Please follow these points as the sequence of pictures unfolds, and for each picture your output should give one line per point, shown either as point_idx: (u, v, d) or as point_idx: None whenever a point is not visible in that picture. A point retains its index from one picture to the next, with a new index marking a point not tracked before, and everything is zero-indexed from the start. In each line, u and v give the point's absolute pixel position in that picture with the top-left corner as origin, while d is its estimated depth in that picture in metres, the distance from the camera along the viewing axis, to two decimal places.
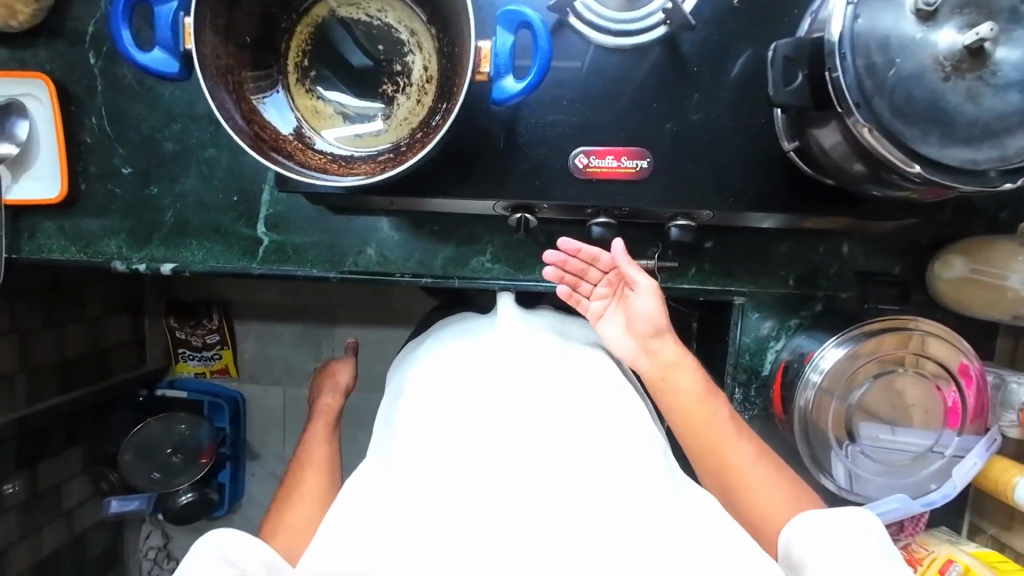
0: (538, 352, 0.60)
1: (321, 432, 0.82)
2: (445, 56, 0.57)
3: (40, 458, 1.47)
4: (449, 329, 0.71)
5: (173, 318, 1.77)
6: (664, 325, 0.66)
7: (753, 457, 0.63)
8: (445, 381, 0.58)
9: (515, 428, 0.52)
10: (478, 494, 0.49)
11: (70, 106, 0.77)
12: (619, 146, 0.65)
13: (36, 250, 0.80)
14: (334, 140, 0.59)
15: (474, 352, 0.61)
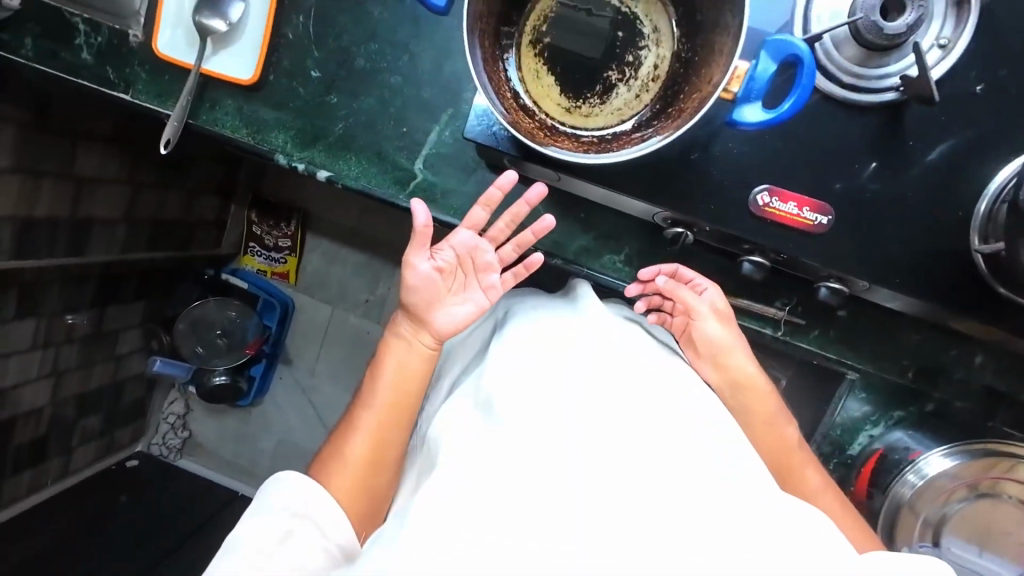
0: (610, 345, 0.62)
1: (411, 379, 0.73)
2: (682, 63, 0.58)
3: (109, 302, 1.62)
4: (514, 312, 0.74)
5: (255, 213, 1.91)
6: (731, 345, 0.71)
7: (820, 484, 0.68)
8: (516, 355, 0.62)
9: (568, 407, 0.53)
10: (521, 459, 0.49)
11: (284, 0, 0.81)
12: (804, 196, 0.65)
13: (210, 121, 0.84)
14: (544, 108, 0.61)
15: (549, 332, 0.64)
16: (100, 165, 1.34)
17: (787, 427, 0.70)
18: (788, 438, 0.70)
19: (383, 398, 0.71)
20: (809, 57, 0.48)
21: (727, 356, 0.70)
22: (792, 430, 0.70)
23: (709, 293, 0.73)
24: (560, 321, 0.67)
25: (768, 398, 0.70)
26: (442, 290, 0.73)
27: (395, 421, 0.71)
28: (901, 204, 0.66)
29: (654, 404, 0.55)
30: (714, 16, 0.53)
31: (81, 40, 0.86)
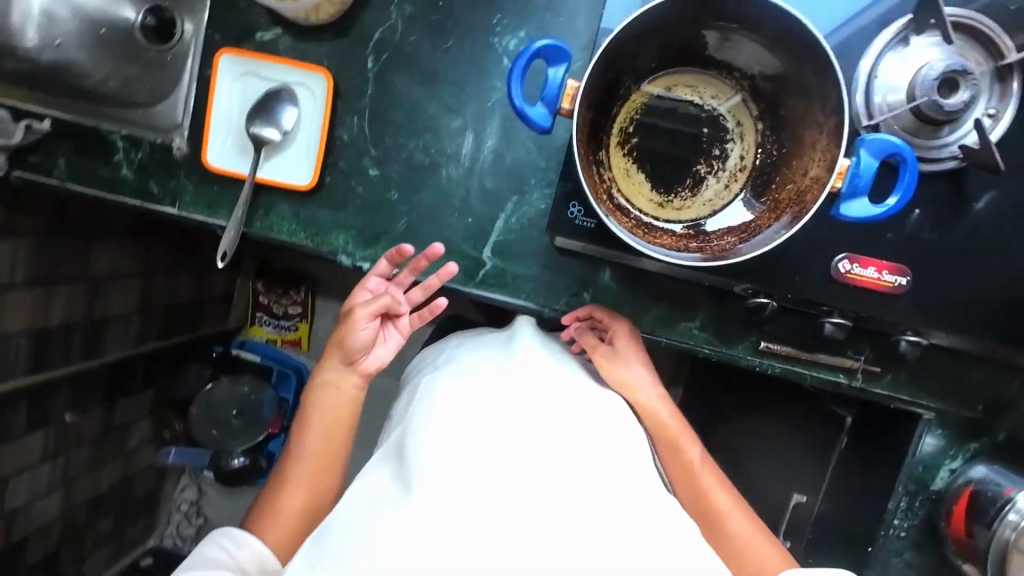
0: (551, 388, 0.64)
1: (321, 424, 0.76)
2: (767, 154, 0.61)
3: (119, 396, 1.47)
4: (469, 344, 0.77)
5: (260, 283, 1.82)
6: (643, 386, 0.74)
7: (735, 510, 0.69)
8: (459, 399, 0.61)
9: (532, 449, 0.54)
10: (471, 510, 0.49)
11: (337, 103, 0.80)
12: (882, 259, 0.68)
13: (266, 228, 0.83)
14: (637, 206, 0.62)
15: (488, 376, 0.65)
16: (112, 261, 1.29)
17: (688, 447, 0.72)
18: (688, 456, 0.71)
19: (322, 444, 0.75)
20: (913, 156, 0.52)
21: (646, 396, 0.74)
22: (692, 449, 0.72)
23: (619, 336, 0.77)
24: (493, 365, 0.68)
25: (681, 425, 0.73)
26: (358, 345, 0.77)
27: (325, 469, 0.75)
28: (971, 258, 0.69)
29: (601, 446, 0.59)
30: (804, 114, 0.56)
31: (121, 156, 0.83)
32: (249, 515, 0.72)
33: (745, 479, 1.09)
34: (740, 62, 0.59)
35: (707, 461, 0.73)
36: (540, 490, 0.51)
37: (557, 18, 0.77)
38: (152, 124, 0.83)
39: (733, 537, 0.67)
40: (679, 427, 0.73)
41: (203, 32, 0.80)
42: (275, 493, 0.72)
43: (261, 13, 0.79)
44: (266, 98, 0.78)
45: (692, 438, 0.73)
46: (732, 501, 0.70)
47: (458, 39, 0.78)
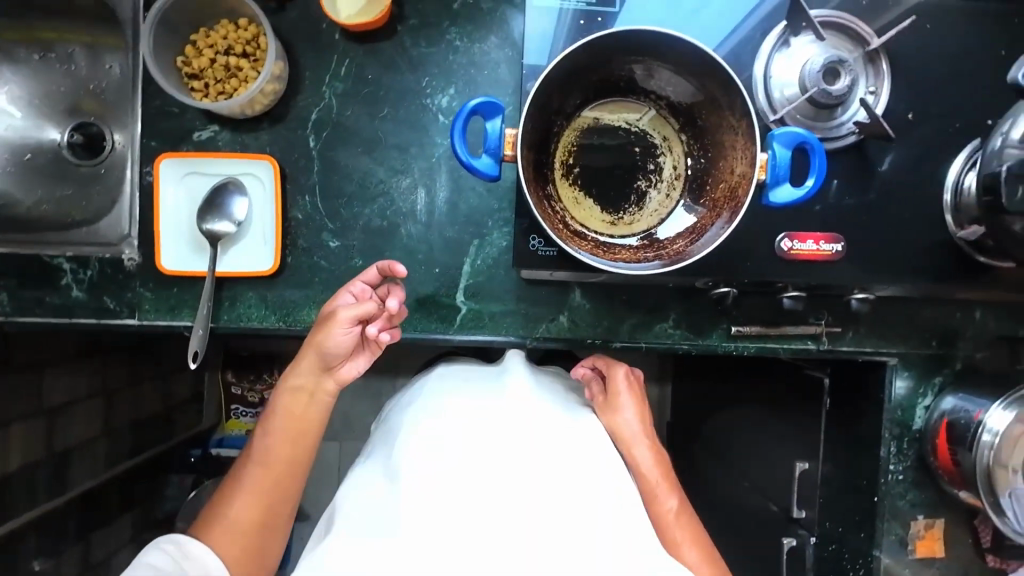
0: (535, 411, 0.67)
1: (276, 427, 0.76)
2: (695, 160, 0.67)
3: (96, 528, 1.34)
4: (459, 369, 0.78)
5: (230, 372, 1.75)
6: (633, 439, 0.73)
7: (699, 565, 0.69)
8: (442, 427, 0.65)
9: (522, 489, 0.58)
10: (456, 535, 0.55)
11: (286, 185, 0.82)
12: (816, 231, 0.75)
13: (235, 318, 0.82)
14: (592, 228, 0.67)
15: (474, 407, 0.67)
16: (69, 386, 1.22)
17: (665, 499, 0.72)
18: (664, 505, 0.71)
19: (278, 451, 0.76)
20: (816, 140, 0.59)
21: (636, 447, 0.73)
22: (669, 501, 0.71)
23: (614, 386, 0.76)
24: (480, 396, 0.70)
25: (664, 478, 0.72)
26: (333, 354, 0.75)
27: (275, 476, 0.75)
28: (891, 213, 0.77)
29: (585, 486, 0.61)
30: (718, 120, 0.63)
31: (68, 279, 0.80)
32: (201, 517, 0.74)
33: (749, 457, 1.13)
34: (653, 85, 0.65)
35: (685, 512, 0.72)
36: (527, 527, 0.56)
37: (481, 71, 0.83)
38: (98, 239, 0.82)
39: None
40: (662, 477, 0.72)
41: (139, 141, 0.80)
42: (229, 497, 0.74)
43: (195, 113, 0.80)
44: (213, 194, 0.79)
45: (672, 492, 0.72)
46: (697, 552, 0.70)
47: (392, 105, 0.82)
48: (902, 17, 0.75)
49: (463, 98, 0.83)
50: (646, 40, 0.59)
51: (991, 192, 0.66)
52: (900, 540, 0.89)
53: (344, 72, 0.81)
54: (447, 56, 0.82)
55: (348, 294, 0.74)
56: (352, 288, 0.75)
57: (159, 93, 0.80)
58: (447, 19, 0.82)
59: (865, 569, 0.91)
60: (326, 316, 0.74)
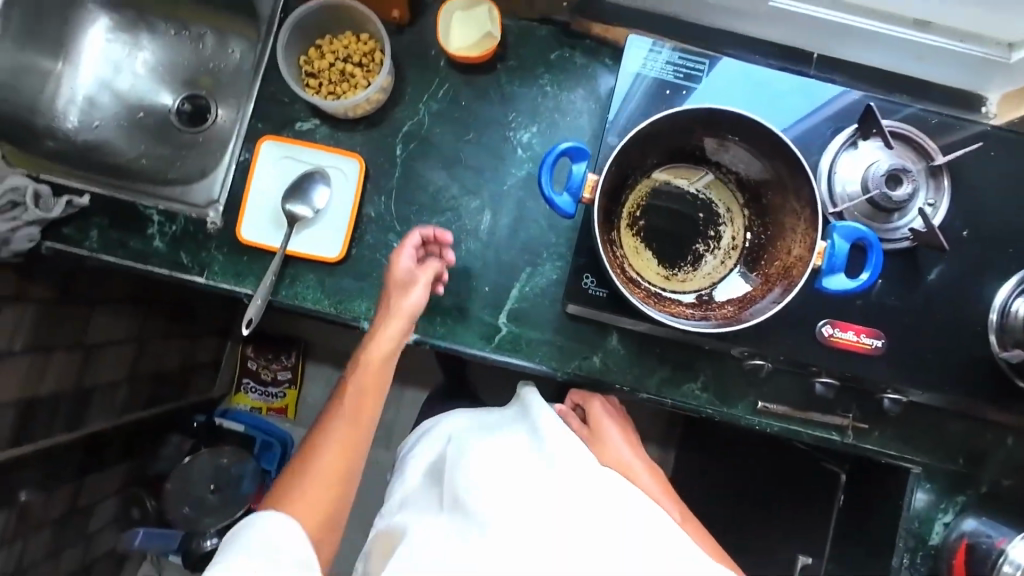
0: (566, 443, 0.70)
1: (348, 403, 0.77)
2: (754, 235, 0.70)
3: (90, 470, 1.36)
4: (476, 417, 0.83)
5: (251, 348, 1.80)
6: (629, 464, 0.81)
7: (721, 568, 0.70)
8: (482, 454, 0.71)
9: (549, 534, 0.60)
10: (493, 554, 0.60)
11: (367, 184, 0.88)
12: (859, 324, 0.77)
13: (291, 295, 0.87)
14: (647, 278, 0.70)
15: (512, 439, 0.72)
16: (111, 327, 1.28)
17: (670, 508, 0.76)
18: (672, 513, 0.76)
19: (361, 404, 0.78)
20: (875, 238, 0.61)
21: (632, 469, 0.80)
22: (674, 508, 0.76)
23: (598, 421, 0.86)
24: (516, 428, 0.75)
25: (664, 490, 0.78)
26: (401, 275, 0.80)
27: (360, 412, 0.78)
28: (935, 321, 0.78)
29: (608, 521, 0.62)
30: (784, 204, 0.67)
31: (154, 229, 0.87)
32: (272, 496, 0.72)
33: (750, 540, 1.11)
34: (727, 160, 0.70)
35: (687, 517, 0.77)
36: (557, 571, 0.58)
37: (564, 117, 0.89)
38: (188, 199, 0.89)
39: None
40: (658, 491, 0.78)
41: (247, 121, 0.88)
42: (312, 454, 0.74)
43: (302, 106, 0.88)
44: (301, 179, 0.86)
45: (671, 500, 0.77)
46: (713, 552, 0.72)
47: (478, 131, 0.89)
48: (969, 140, 0.79)
49: (543, 137, 0.89)
50: (729, 120, 0.64)
51: None
52: None
53: (441, 95, 0.89)
54: (536, 97, 0.89)
55: (410, 266, 0.81)
56: (411, 259, 0.81)
57: (275, 83, 0.89)
58: (543, 65, 0.90)
59: None
60: (396, 270, 0.80)
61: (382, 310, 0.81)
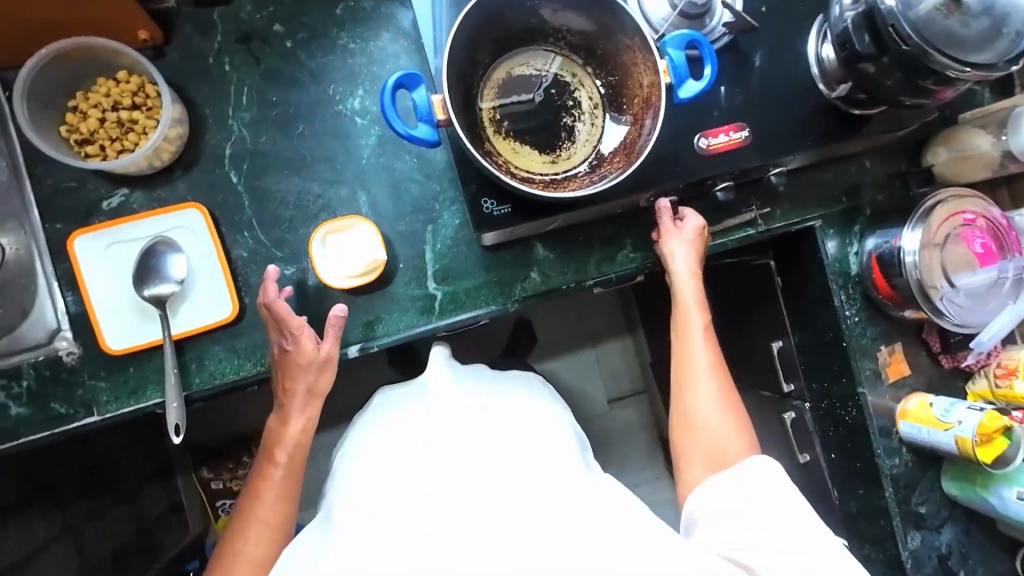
0: (459, 403, 0.69)
1: (278, 480, 0.73)
2: (606, 85, 0.73)
3: None
4: (384, 403, 0.81)
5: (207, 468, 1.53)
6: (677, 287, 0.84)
7: (713, 382, 0.77)
8: (381, 448, 0.68)
9: (440, 485, 0.58)
10: (400, 542, 0.54)
11: (222, 228, 0.78)
12: (725, 125, 0.84)
13: (207, 379, 0.77)
14: (537, 171, 0.70)
15: (411, 415, 0.71)
16: None
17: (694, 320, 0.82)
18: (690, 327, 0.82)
19: (257, 546, 0.70)
20: (702, 37, 0.66)
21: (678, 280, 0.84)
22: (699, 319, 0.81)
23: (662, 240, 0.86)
24: (416, 401, 0.75)
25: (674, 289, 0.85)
26: (304, 359, 0.73)
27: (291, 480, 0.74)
28: (776, 95, 0.87)
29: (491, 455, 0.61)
30: (614, 45, 0.69)
31: (1, 397, 0.72)
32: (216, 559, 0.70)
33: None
34: (548, 29, 0.70)
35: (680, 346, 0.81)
36: (452, 519, 0.55)
37: (383, 67, 0.84)
38: (24, 345, 0.74)
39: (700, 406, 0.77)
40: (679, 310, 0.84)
41: (41, 229, 0.74)
42: (251, 527, 0.71)
43: (97, 182, 0.75)
44: (143, 258, 0.74)
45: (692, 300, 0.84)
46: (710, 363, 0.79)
47: (306, 121, 0.82)
48: None
49: (374, 96, 0.83)
50: None
51: (847, 45, 0.77)
52: (874, 372, 1.00)
53: (247, 101, 0.80)
54: (347, 61, 0.83)
55: (303, 447, 0.75)
56: (306, 419, 0.76)
57: (49, 172, 0.74)
58: (334, 25, 0.83)
59: (856, 410, 1.01)
60: (286, 433, 0.75)
61: (261, 464, 0.75)
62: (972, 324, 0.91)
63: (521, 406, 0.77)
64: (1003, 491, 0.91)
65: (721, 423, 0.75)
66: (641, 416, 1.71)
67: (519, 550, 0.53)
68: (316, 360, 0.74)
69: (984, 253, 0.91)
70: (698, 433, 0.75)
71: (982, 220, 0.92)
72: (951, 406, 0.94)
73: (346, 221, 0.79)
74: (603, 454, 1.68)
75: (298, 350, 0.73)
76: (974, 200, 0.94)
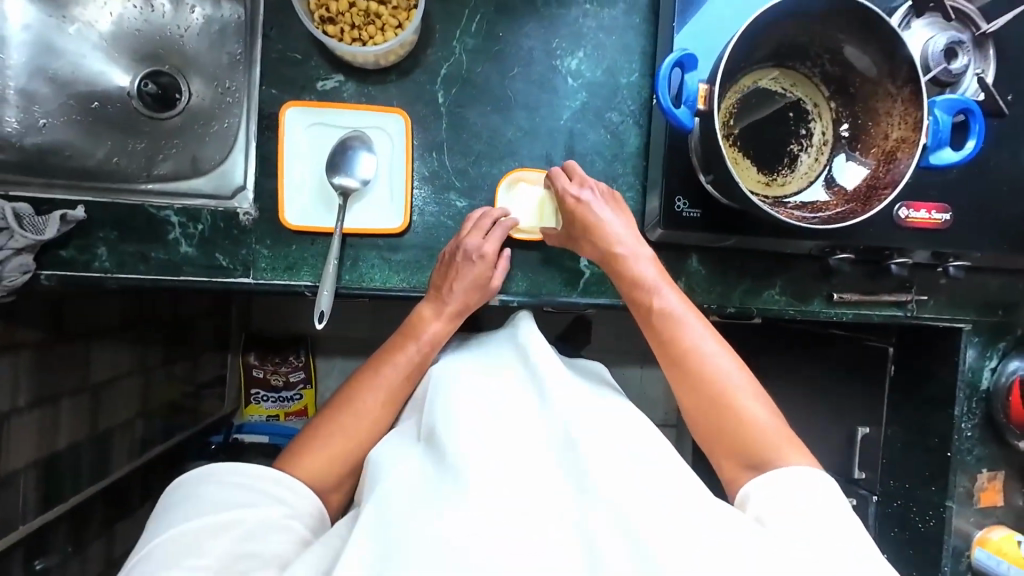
0: (546, 374, 0.66)
1: (407, 362, 0.74)
2: (846, 127, 0.70)
3: (119, 518, 1.19)
4: (472, 346, 0.79)
5: (254, 354, 1.58)
6: (652, 279, 0.72)
7: (751, 394, 0.67)
8: (471, 394, 0.66)
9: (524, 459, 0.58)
10: (477, 498, 0.54)
11: (414, 142, 0.79)
12: (930, 202, 0.81)
13: (357, 279, 0.78)
14: (751, 188, 0.69)
15: (496, 377, 0.69)
16: (113, 362, 1.13)
17: (669, 296, 0.72)
18: (681, 342, 0.69)
19: (369, 415, 0.71)
20: (978, 106, 0.63)
21: (634, 256, 0.74)
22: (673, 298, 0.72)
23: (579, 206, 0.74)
24: (503, 361, 0.73)
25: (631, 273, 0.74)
26: (477, 277, 0.75)
27: (417, 366, 0.74)
28: (987, 188, 0.83)
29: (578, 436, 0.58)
30: (875, 89, 0.67)
31: (176, 233, 0.75)
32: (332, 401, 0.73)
33: (807, 427, 1.20)
34: (814, 53, 0.68)
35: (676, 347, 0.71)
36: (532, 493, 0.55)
37: (610, 36, 0.83)
38: (208, 192, 0.77)
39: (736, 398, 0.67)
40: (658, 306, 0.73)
41: (257, 89, 0.75)
42: (370, 391, 0.72)
43: (320, 61, 0.76)
44: (340, 147, 0.76)
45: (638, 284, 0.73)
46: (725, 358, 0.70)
47: (522, 65, 0.81)
48: (1001, 8, 0.81)
49: (592, 61, 0.83)
50: (825, 8, 0.62)
51: None
52: (967, 492, 0.97)
53: (475, 29, 0.80)
54: (578, 19, 0.82)
55: (434, 350, 0.75)
56: (448, 325, 0.76)
57: (281, 38, 0.76)
58: None
59: (935, 520, 0.99)
60: (430, 327, 0.75)
61: (398, 338, 0.75)
62: None
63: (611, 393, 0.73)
64: None
65: (760, 410, 0.66)
66: None
67: (582, 540, 0.51)
68: (482, 288, 0.75)
69: None
70: (738, 430, 0.66)
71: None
72: None
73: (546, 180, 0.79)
74: None
75: (473, 269, 0.74)
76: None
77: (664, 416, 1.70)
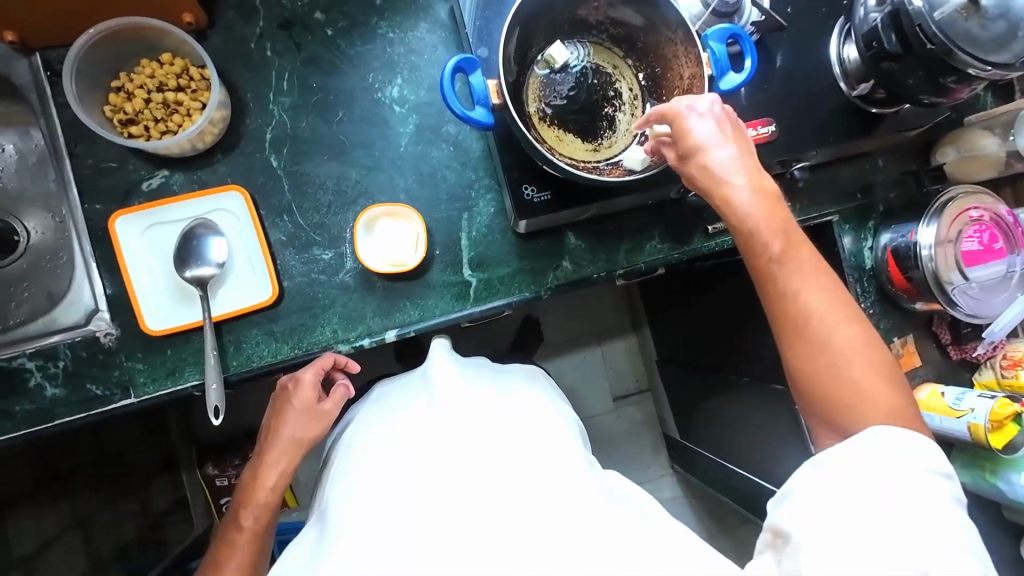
0: (465, 396, 0.68)
1: (248, 536, 0.69)
2: (645, 78, 0.76)
3: None
4: (388, 393, 0.80)
5: (210, 465, 1.50)
6: (759, 209, 0.62)
7: (845, 336, 0.59)
8: (382, 442, 0.67)
9: (428, 483, 0.57)
10: (386, 539, 0.54)
11: (261, 212, 0.78)
12: (754, 120, 0.88)
13: (245, 361, 0.77)
14: (581, 158, 0.73)
15: (416, 410, 0.69)
16: (38, 528, 1.05)
17: (770, 243, 0.61)
18: (788, 303, 0.60)
19: None
20: (742, 29, 0.70)
21: (729, 186, 0.63)
22: (776, 242, 0.61)
23: (683, 125, 0.64)
24: (418, 397, 0.72)
25: (773, 223, 0.62)
26: (302, 407, 0.73)
27: (262, 535, 0.70)
28: (798, 93, 0.91)
29: (484, 454, 0.59)
30: (656, 37, 0.72)
31: (37, 378, 0.72)
32: None
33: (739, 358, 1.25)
34: (593, 21, 0.73)
35: (845, 302, 0.60)
36: (441, 516, 0.54)
37: (422, 55, 0.85)
38: (62, 326, 0.74)
39: (838, 355, 0.59)
40: (810, 263, 0.61)
41: (80, 208, 0.74)
42: None
43: (137, 162, 0.75)
44: (184, 240, 0.74)
45: (779, 233, 0.61)
46: (831, 303, 0.60)
47: (346, 107, 0.82)
48: None
49: (413, 84, 0.84)
50: None
51: (875, 43, 0.80)
52: None
53: (287, 86, 0.80)
54: (385, 49, 0.84)
55: (269, 510, 0.70)
56: (280, 475, 0.71)
57: (89, 152, 0.74)
58: (373, 13, 0.84)
59: None
60: (260, 484, 0.71)
61: (235, 511, 0.71)
62: (981, 315, 0.94)
63: (526, 401, 0.76)
64: (1012, 476, 0.92)
65: (852, 343, 0.59)
66: (646, 413, 1.73)
67: (490, 554, 0.51)
68: (308, 414, 0.73)
69: (989, 251, 0.95)
70: (835, 395, 0.58)
71: (988, 216, 0.95)
72: (961, 394, 0.95)
73: (401, 209, 0.81)
74: (607, 449, 1.69)
75: (296, 393, 0.73)
76: (978, 197, 0.96)
77: (633, 384, 1.72)
